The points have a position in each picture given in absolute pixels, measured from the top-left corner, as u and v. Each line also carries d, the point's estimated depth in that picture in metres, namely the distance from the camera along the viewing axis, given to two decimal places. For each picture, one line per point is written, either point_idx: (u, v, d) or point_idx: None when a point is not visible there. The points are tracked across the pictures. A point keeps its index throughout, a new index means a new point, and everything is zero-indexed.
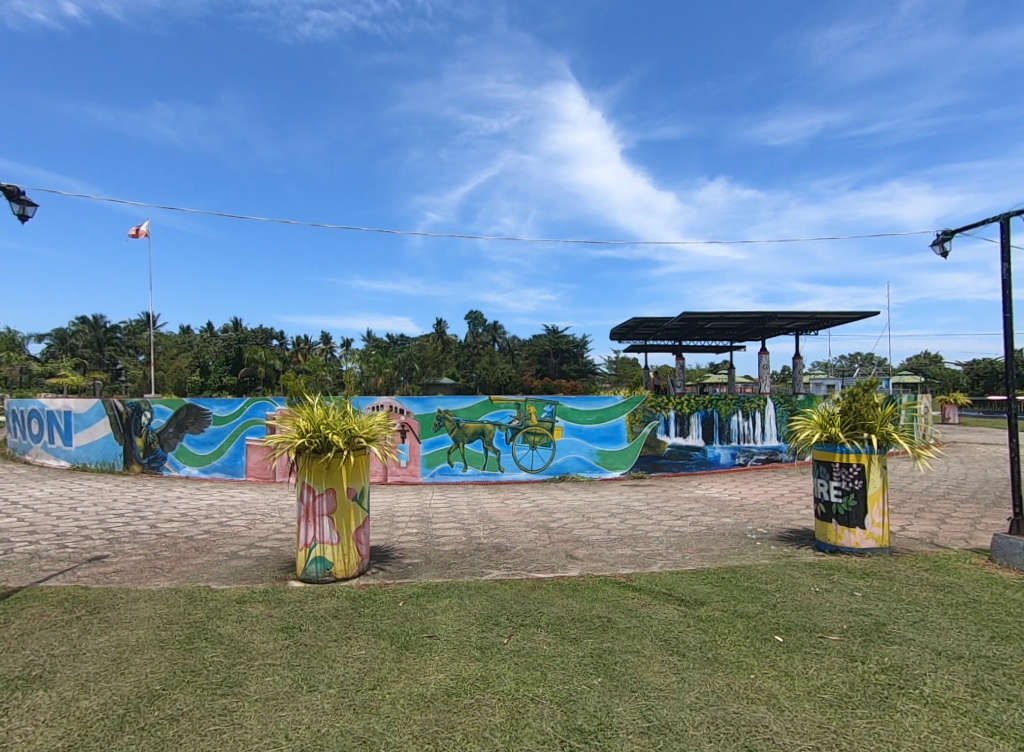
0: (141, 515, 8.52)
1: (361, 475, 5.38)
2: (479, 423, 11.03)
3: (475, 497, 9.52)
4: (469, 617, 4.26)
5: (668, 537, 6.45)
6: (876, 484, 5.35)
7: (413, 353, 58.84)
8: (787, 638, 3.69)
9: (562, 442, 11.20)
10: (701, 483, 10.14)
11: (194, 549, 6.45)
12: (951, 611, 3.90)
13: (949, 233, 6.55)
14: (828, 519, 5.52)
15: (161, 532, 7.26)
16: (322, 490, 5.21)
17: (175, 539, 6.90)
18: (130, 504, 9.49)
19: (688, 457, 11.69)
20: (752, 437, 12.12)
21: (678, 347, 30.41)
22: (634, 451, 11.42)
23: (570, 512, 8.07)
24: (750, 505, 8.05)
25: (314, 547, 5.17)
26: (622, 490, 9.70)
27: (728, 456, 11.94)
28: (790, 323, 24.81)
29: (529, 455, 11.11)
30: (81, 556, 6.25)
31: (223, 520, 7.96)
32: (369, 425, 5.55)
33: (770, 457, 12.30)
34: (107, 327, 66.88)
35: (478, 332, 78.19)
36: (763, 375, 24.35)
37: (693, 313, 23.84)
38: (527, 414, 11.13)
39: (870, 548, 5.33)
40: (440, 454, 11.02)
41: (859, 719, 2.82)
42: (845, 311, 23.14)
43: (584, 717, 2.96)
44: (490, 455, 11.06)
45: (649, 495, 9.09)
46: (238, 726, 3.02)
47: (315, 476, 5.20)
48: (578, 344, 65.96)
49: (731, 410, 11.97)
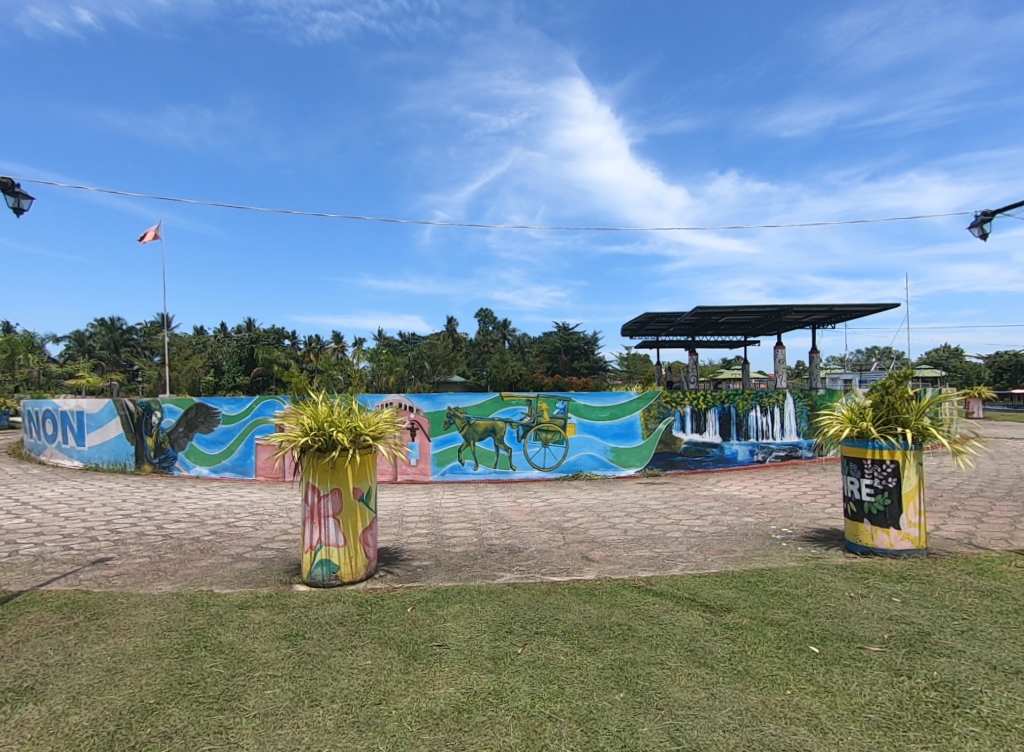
0: (149, 515, 8.39)
1: (368, 475, 5.17)
2: (490, 420, 10.82)
3: (487, 496, 9.29)
4: (481, 625, 4.03)
5: (687, 537, 6.19)
6: (911, 482, 5.06)
7: (425, 352, 58.78)
8: (824, 649, 3.43)
9: (574, 439, 10.95)
10: (719, 481, 9.84)
11: (200, 551, 6.27)
12: (1001, 619, 3.62)
13: (989, 213, 6.25)
14: (859, 519, 5.23)
15: (167, 534, 7.10)
16: (327, 490, 5.00)
17: (181, 541, 6.73)
18: (139, 504, 9.37)
19: (705, 454, 11.39)
20: (770, 433, 11.79)
21: (691, 343, 29.98)
22: (649, 448, 11.14)
23: (585, 511, 7.82)
24: (772, 503, 7.76)
25: (319, 549, 4.96)
26: (638, 489, 9.42)
27: (746, 452, 11.62)
28: (806, 317, 24.31)
29: (541, 453, 10.87)
30: (84, 558, 6.09)
31: (230, 521, 7.78)
32: (376, 423, 5.35)
33: (791, 453, 11.95)
34: (122, 328, 67.46)
35: (489, 330, 77.99)
36: (778, 369, 23.91)
37: (706, 308, 23.46)
38: (539, 411, 10.88)
39: (906, 550, 5.04)
40: (450, 452, 10.82)
41: (914, 743, 2.56)
42: (864, 304, 22.58)
43: (606, 739, 2.71)
44: (501, 454, 10.84)
45: (666, 494, 8.81)
46: (235, 746, 2.81)
47: (320, 476, 5.00)
48: (589, 341, 65.48)
49: (749, 405, 11.65)
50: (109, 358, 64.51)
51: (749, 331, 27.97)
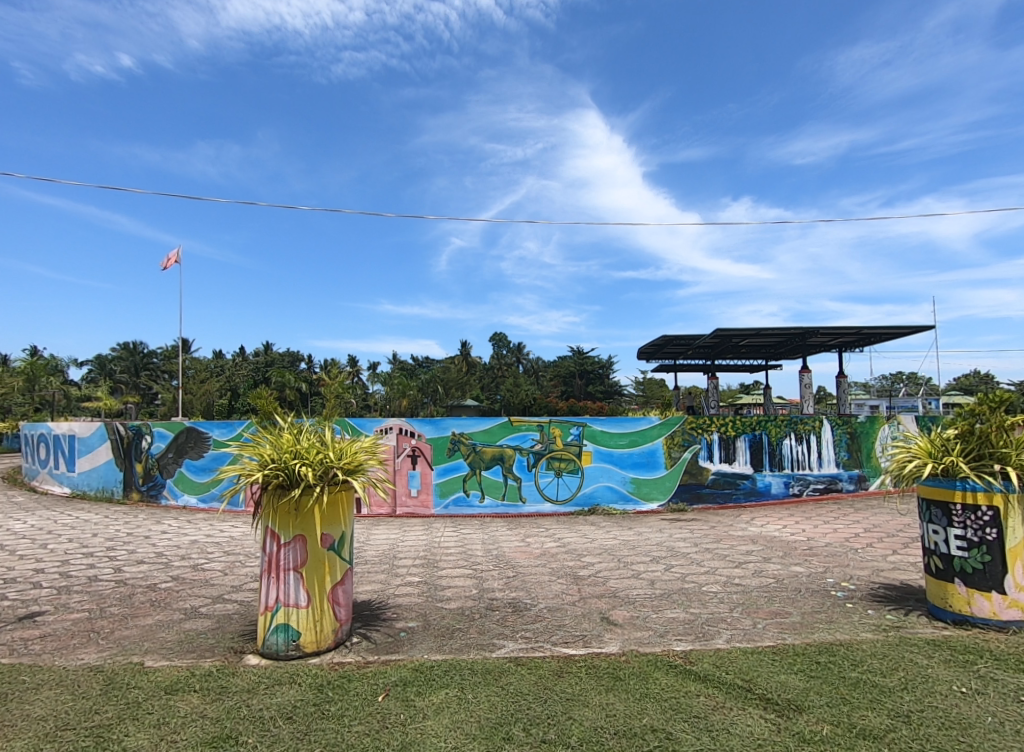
0: (114, 553, 7.50)
1: (341, 518, 4.25)
2: (497, 447, 9.89)
3: (493, 534, 8.30)
4: (470, 728, 3.04)
5: (728, 594, 5.16)
6: (1017, 536, 4.03)
7: (438, 376, 58.06)
8: None
9: (590, 469, 9.96)
10: (753, 518, 8.78)
11: (150, 603, 5.33)
12: None
13: None
14: (949, 579, 4.21)
15: (122, 579, 6.17)
16: (289, 538, 4.07)
17: (133, 589, 5.80)
18: (110, 539, 8.48)
19: (736, 486, 10.31)
20: (807, 464, 10.70)
21: (709, 365, 28.88)
22: (673, 479, 10.11)
23: (603, 555, 6.80)
24: (822, 548, 6.69)
25: (277, 611, 4.02)
26: (663, 527, 8.39)
27: (781, 485, 10.51)
28: (832, 339, 23.09)
29: (554, 484, 9.88)
30: (13, 612, 5.17)
31: (199, 564, 6.84)
32: (354, 453, 4.44)
33: (830, 486, 10.80)
34: (138, 350, 67.73)
35: (502, 353, 77.25)
36: (804, 395, 22.66)
37: (727, 330, 22.39)
38: (552, 438, 9.94)
39: (1013, 621, 4.00)
40: (454, 482, 9.86)
41: None
42: (897, 325, 21.30)
43: None
44: (510, 484, 9.86)
45: (695, 534, 7.76)
46: None
47: (281, 520, 4.07)
48: (603, 365, 64.36)
49: (782, 433, 10.59)
50: (128, 379, 64.63)
51: (771, 353, 26.77)
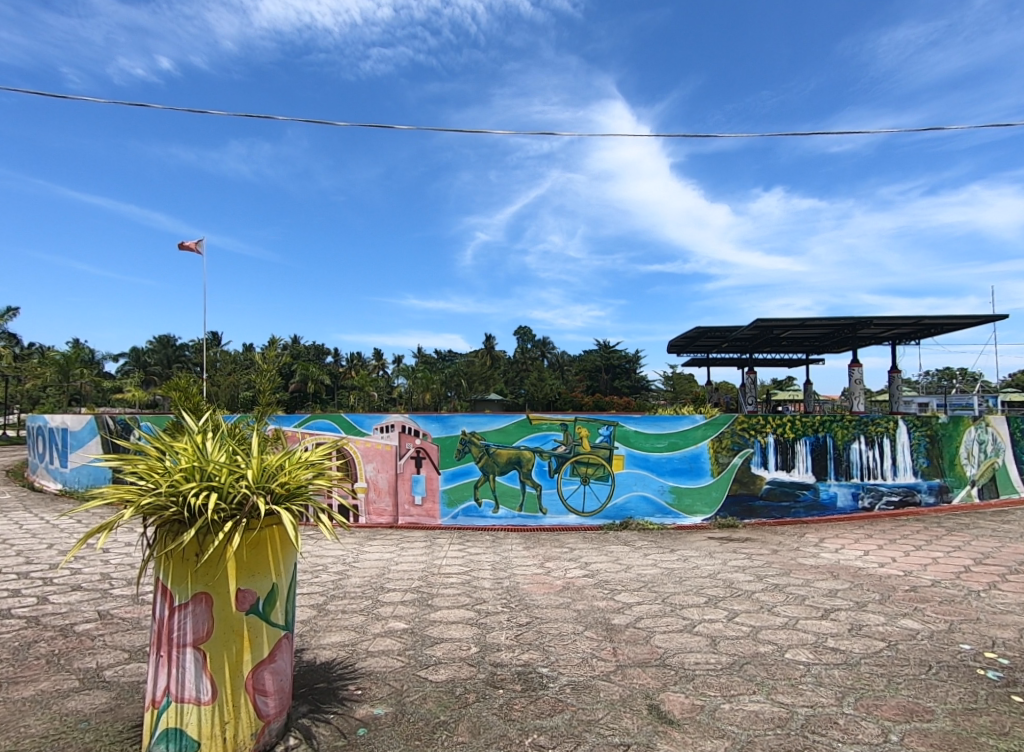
0: (53, 573, 6.26)
1: (271, 565, 2.90)
2: (514, 449, 8.50)
3: (507, 554, 6.90)
4: None
5: (829, 669, 3.67)
6: None
7: (462, 368, 56.96)
8: None
9: (623, 476, 8.51)
10: (823, 539, 7.24)
11: (46, 659, 4.01)
12: None
13: None
14: None
15: (35, 616, 4.88)
16: (186, 599, 2.71)
17: (39, 633, 4.49)
18: (60, 553, 7.24)
19: (795, 498, 8.75)
20: (878, 472, 9.08)
21: (746, 360, 27.13)
22: (720, 489, 8.60)
23: (644, 592, 5.34)
24: (933, 591, 5.14)
25: (165, 711, 2.70)
26: (713, 549, 6.90)
27: (848, 497, 8.92)
28: (885, 331, 21.12)
29: (580, 493, 8.45)
30: None
31: (144, 593, 5.53)
32: (294, 472, 3.07)
33: (906, 499, 9.17)
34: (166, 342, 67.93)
35: (526, 347, 75.79)
36: (852, 392, 20.83)
37: (769, 323, 20.63)
38: (577, 439, 8.51)
39: None
40: (464, 489, 8.49)
41: None
42: (958, 316, 19.34)
43: None
44: (529, 493, 8.47)
45: (756, 562, 6.27)
46: None
47: (174, 572, 2.74)
48: (631, 359, 62.50)
49: (850, 436, 9.00)
50: (156, 370, 64.91)
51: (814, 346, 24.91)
